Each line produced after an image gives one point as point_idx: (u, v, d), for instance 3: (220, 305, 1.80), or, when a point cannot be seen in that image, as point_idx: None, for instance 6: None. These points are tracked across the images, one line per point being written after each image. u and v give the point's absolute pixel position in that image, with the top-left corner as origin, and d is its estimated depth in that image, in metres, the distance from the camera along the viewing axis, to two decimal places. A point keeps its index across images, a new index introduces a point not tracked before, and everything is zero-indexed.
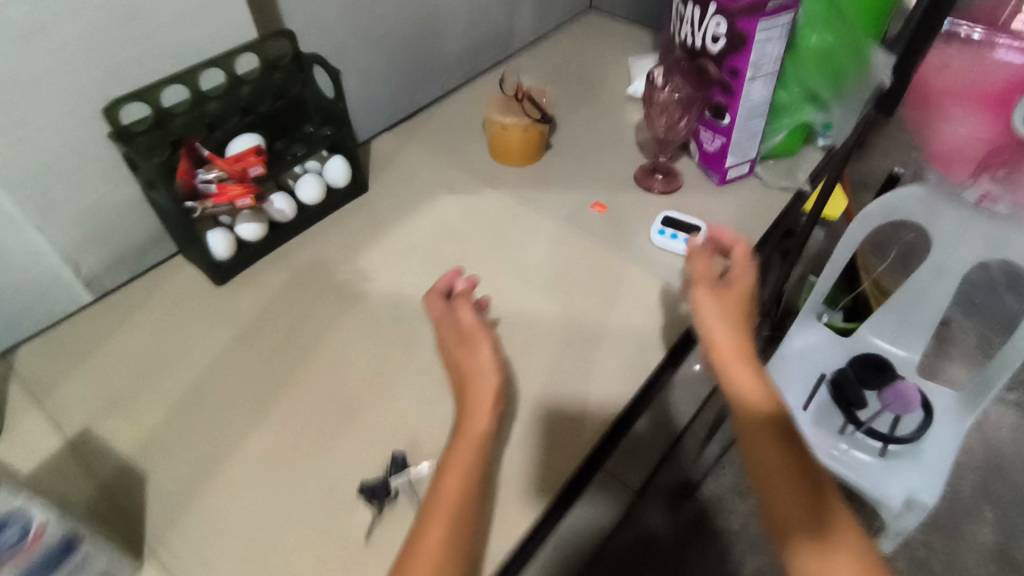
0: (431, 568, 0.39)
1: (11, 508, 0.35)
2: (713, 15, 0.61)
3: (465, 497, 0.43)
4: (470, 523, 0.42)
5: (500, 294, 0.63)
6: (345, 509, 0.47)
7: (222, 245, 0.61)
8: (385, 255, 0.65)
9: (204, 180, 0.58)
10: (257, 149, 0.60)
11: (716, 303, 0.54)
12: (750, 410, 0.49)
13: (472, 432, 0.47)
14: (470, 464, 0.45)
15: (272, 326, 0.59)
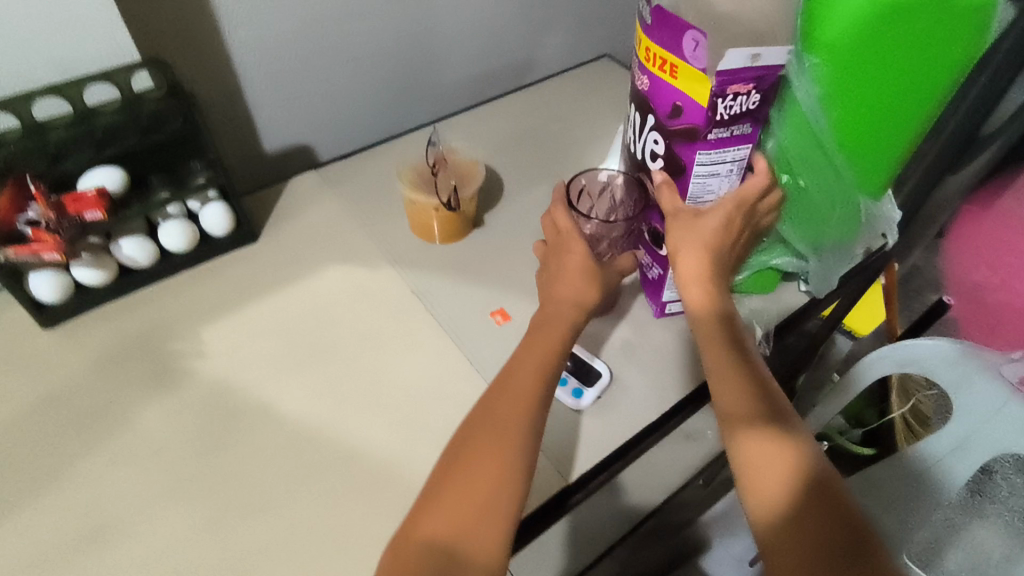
0: (488, 495, 0.40)
1: None
2: (649, 129, 0.47)
3: (523, 410, 0.45)
4: (532, 454, 0.43)
5: (343, 410, 0.54)
6: None
7: (50, 290, 0.55)
8: (233, 336, 0.58)
9: (31, 217, 0.52)
10: (99, 189, 0.53)
11: (689, 222, 0.46)
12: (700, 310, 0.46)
13: (542, 335, 0.49)
14: (523, 379, 0.46)
15: (79, 396, 0.54)
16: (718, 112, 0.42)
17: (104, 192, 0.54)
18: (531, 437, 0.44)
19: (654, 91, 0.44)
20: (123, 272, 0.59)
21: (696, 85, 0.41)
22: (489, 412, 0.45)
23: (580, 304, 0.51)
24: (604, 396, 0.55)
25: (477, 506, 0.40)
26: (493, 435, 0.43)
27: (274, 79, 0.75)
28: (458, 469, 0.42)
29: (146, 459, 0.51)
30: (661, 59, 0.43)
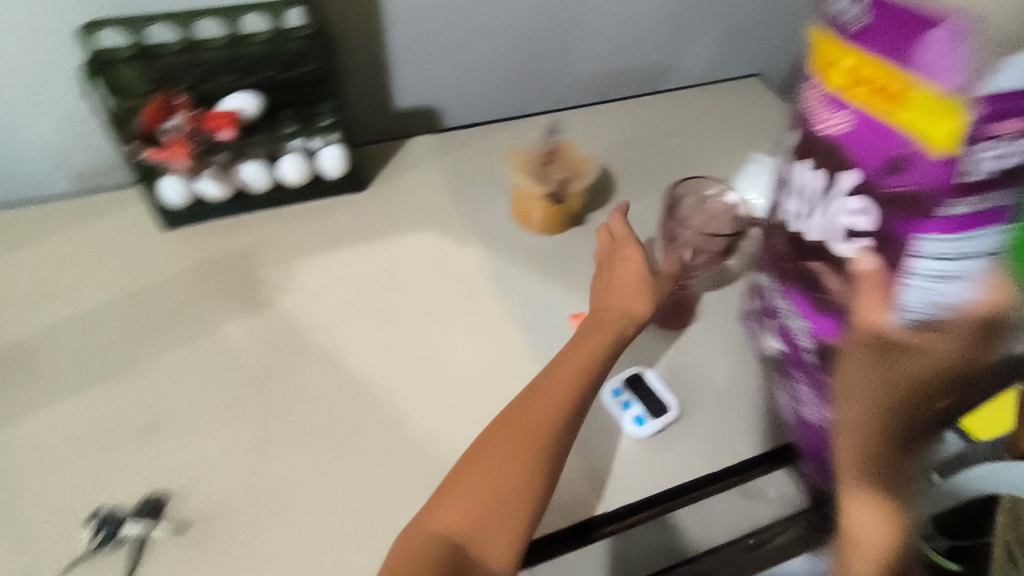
0: (508, 492, 0.42)
1: None
2: (846, 191, 0.40)
3: (559, 421, 0.45)
4: (552, 460, 0.44)
5: (397, 373, 0.54)
6: (74, 521, 0.45)
7: (175, 193, 0.59)
8: (317, 277, 0.60)
9: (168, 124, 0.56)
10: (231, 114, 0.57)
11: (880, 342, 0.41)
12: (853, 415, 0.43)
13: (586, 346, 0.50)
14: (555, 395, 0.47)
15: (170, 298, 0.58)
16: (968, 171, 0.35)
17: (236, 117, 0.57)
18: (554, 445, 0.44)
19: (867, 137, 0.38)
20: (240, 191, 0.63)
21: (937, 123, 0.34)
22: (523, 412, 0.46)
23: (631, 312, 0.52)
24: (663, 432, 0.51)
25: (477, 503, 0.41)
26: (521, 438, 0.44)
27: (412, 40, 0.76)
28: (477, 462, 0.43)
29: (210, 370, 0.53)
30: (878, 94, 0.37)
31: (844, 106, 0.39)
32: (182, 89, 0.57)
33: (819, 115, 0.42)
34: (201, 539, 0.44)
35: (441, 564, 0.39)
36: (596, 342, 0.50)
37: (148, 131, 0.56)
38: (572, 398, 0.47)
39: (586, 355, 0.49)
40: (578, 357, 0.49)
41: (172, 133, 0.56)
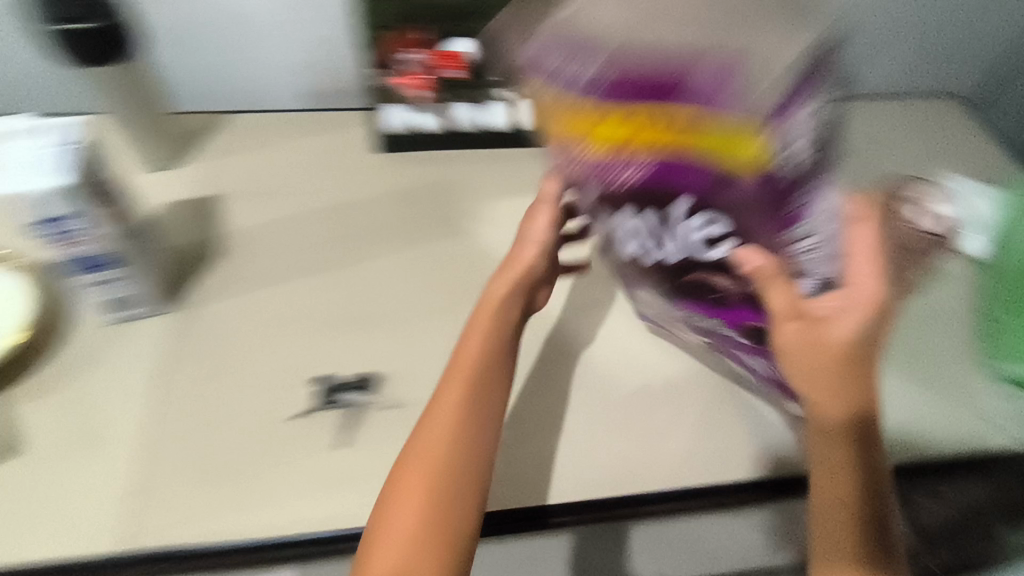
0: (426, 500, 0.38)
1: (68, 211, 0.42)
2: (681, 216, 0.36)
3: (462, 400, 0.42)
4: (478, 452, 0.41)
5: (581, 313, 0.57)
6: (298, 385, 0.51)
7: (398, 120, 0.66)
8: (513, 216, 0.64)
9: (405, 56, 0.62)
10: (459, 56, 0.62)
11: (840, 367, 0.36)
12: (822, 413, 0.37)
13: (469, 351, 0.44)
14: (445, 408, 0.42)
15: (382, 211, 0.64)
16: (781, 144, 0.31)
17: (462, 59, 0.62)
18: (467, 457, 0.40)
19: (670, 166, 0.33)
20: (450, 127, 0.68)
21: (736, 145, 0.31)
22: (423, 438, 0.41)
23: (529, 274, 0.48)
24: None
25: (412, 526, 0.37)
26: (421, 477, 0.39)
27: None
28: (398, 488, 0.39)
29: (414, 281, 0.59)
30: (646, 142, 0.33)
31: (630, 155, 0.34)
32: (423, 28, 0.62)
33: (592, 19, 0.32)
34: (405, 422, 0.49)
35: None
36: (466, 360, 0.44)
37: (387, 62, 0.62)
38: (490, 384, 0.43)
39: (482, 337, 0.44)
40: (473, 351, 0.44)
41: (406, 66, 0.62)
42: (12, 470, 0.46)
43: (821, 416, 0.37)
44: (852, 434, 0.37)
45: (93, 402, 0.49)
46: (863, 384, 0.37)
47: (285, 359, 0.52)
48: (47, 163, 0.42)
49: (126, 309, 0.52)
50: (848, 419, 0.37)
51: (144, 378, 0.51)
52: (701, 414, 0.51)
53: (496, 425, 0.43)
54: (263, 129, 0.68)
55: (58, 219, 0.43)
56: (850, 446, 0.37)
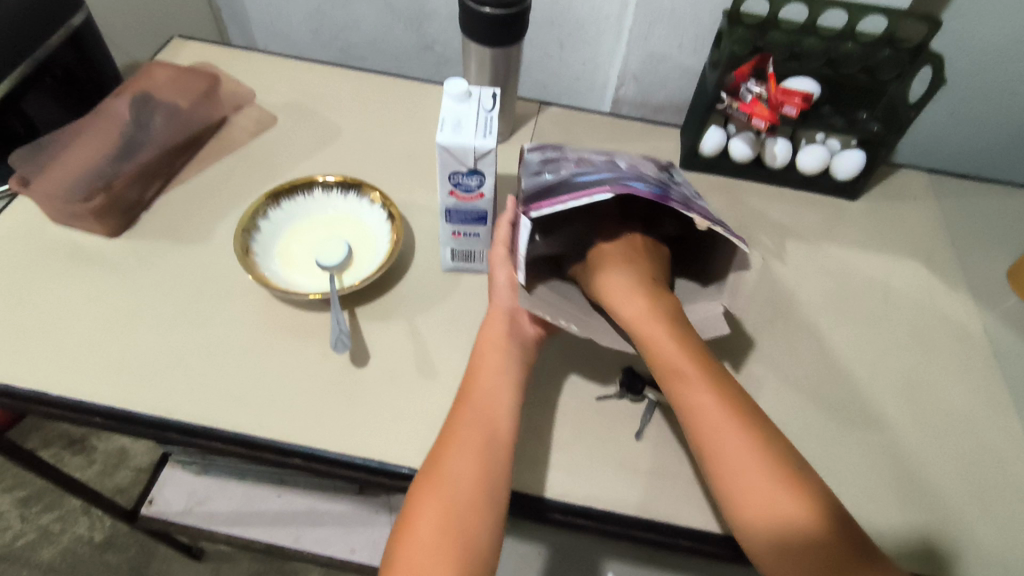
0: (435, 527, 0.40)
1: (483, 168, 0.49)
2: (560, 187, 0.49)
3: (477, 439, 0.45)
4: (500, 473, 0.44)
5: (865, 373, 0.60)
6: (605, 370, 0.57)
7: (713, 144, 0.71)
8: (808, 267, 0.68)
9: (753, 86, 0.65)
10: (807, 95, 0.64)
11: (757, 483, 0.40)
12: (762, 525, 0.39)
13: (479, 382, 0.49)
14: (467, 458, 0.44)
15: None
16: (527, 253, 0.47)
17: (809, 98, 0.64)
18: (500, 453, 0.45)
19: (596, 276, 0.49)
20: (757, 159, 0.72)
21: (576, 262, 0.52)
22: (439, 469, 0.43)
23: (512, 315, 0.52)
24: None
25: (441, 530, 0.40)
26: (441, 499, 0.42)
27: (954, 81, 0.76)
28: (412, 517, 0.41)
29: None
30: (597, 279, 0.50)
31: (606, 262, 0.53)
32: (775, 62, 0.66)
33: (533, 177, 0.50)
34: None
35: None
36: (497, 394, 0.48)
37: (731, 88, 0.66)
38: (494, 448, 0.45)
39: (496, 370, 0.49)
40: (486, 397, 0.48)
41: (749, 96, 0.66)
42: (362, 379, 0.53)
43: (757, 532, 0.39)
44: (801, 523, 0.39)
45: (431, 339, 0.56)
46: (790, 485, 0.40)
47: (587, 349, 0.58)
48: (481, 127, 0.48)
49: (467, 261, 0.59)
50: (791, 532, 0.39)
51: (474, 330, 0.57)
52: (979, 504, 0.53)
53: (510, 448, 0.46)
54: (580, 140, 0.76)
55: (478, 173, 0.50)
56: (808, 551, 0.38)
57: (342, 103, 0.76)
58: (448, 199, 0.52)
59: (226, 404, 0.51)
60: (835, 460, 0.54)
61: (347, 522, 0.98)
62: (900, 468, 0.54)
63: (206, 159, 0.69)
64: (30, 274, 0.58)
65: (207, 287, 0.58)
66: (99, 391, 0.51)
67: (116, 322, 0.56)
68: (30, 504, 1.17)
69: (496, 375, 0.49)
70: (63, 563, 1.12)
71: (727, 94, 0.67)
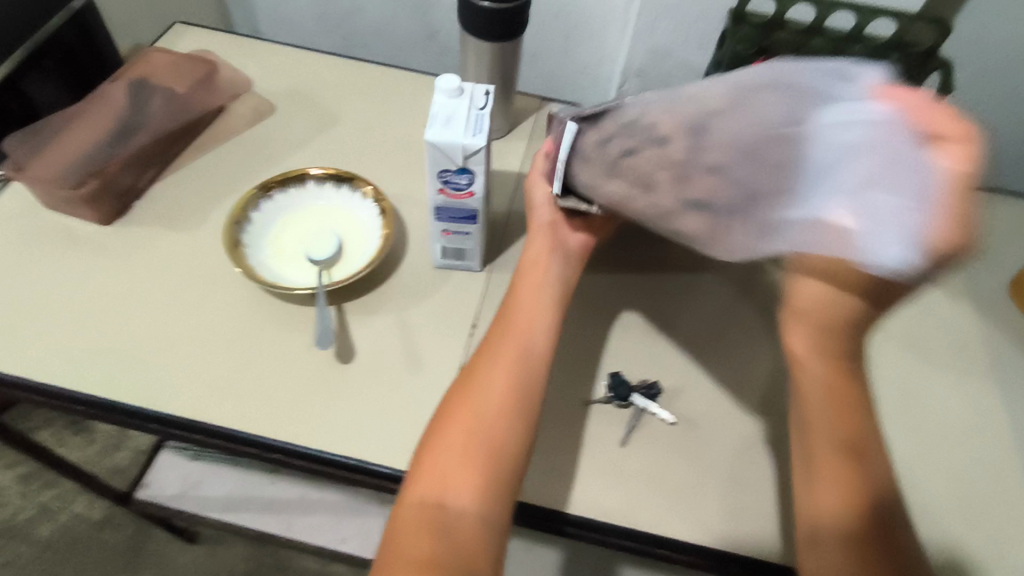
0: (464, 441, 0.42)
1: (474, 167, 0.48)
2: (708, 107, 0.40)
3: (513, 356, 0.47)
4: (530, 392, 0.46)
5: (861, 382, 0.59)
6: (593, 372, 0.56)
7: None
8: None
9: None
10: None
11: (822, 461, 0.43)
12: (821, 501, 0.42)
13: (520, 305, 0.50)
14: (500, 373, 0.46)
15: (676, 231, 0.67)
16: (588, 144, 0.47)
17: None
18: (534, 371, 0.47)
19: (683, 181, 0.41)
20: None
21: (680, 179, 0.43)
22: (474, 387, 0.45)
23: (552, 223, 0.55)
24: None
25: (467, 443, 0.42)
26: (471, 413, 0.44)
27: (963, 87, 0.74)
28: (442, 431, 0.43)
29: (703, 305, 0.61)
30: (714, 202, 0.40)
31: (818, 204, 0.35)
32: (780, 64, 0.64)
33: (714, 101, 0.39)
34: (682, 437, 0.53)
35: (431, 528, 0.39)
36: (534, 319, 0.49)
37: None
38: (526, 370, 0.46)
39: (537, 289, 0.51)
40: (523, 317, 0.49)
41: None
42: (347, 374, 0.53)
43: (813, 508, 0.43)
44: (860, 536, 0.41)
45: (418, 335, 0.56)
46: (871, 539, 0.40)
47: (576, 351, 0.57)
48: (472, 126, 0.47)
49: (457, 258, 0.59)
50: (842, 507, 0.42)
51: (462, 328, 0.56)
52: (969, 518, 0.52)
53: (544, 369, 0.47)
54: None
55: (660, 125, 0.42)
56: (852, 528, 0.41)
57: (339, 92, 0.75)
58: (601, 171, 0.47)
59: (208, 395, 0.51)
60: None
61: (339, 510, 0.98)
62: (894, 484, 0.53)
63: (202, 146, 0.68)
64: (22, 257, 0.58)
65: (195, 276, 0.58)
66: (85, 379, 0.51)
67: (104, 309, 0.56)
68: (30, 481, 1.19)
69: (533, 298, 0.51)
70: (61, 540, 1.14)
71: None
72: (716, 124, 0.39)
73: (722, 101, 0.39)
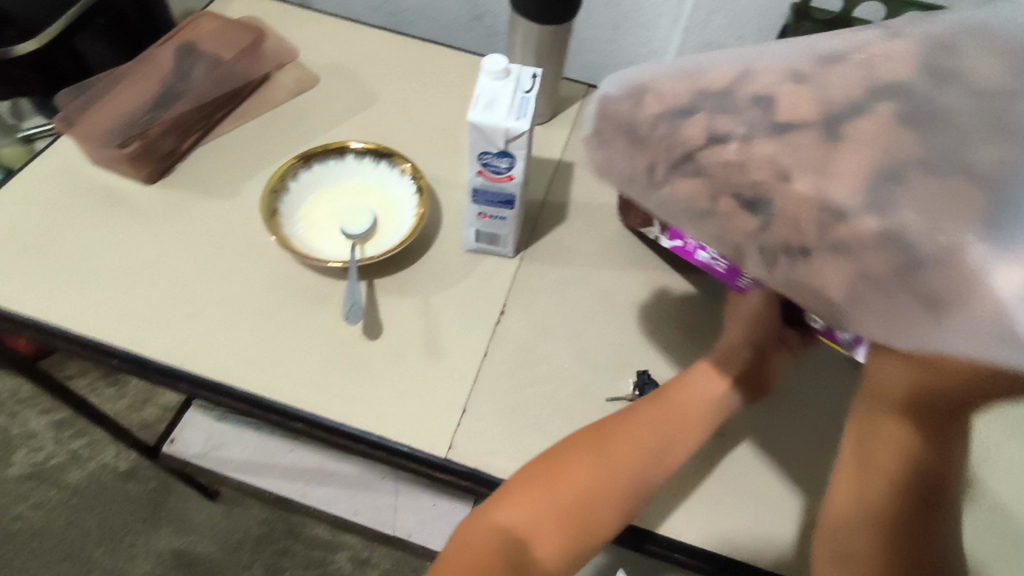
0: (571, 500, 0.41)
1: (515, 151, 0.48)
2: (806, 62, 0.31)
3: (654, 440, 0.45)
4: (651, 485, 0.44)
5: None
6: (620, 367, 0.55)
7: None
8: None
9: None
10: None
11: (860, 467, 0.40)
12: (843, 504, 0.41)
13: (683, 394, 0.48)
14: (637, 453, 0.44)
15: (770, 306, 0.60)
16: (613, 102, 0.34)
17: None
18: (663, 468, 0.45)
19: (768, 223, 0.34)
20: None
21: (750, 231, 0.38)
22: (607, 453, 0.44)
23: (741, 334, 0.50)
24: None
25: (571, 506, 0.41)
26: (593, 480, 0.42)
27: None
28: (558, 476, 0.42)
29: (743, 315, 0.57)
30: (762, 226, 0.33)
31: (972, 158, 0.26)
32: None
33: (825, 72, 0.30)
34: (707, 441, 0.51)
35: (504, 563, 0.39)
36: (691, 411, 0.47)
37: None
38: (654, 460, 0.45)
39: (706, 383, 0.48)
40: (680, 406, 0.47)
41: None
42: (372, 352, 0.53)
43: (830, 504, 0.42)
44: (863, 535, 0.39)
45: (447, 316, 0.56)
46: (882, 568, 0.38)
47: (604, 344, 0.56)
48: (516, 109, 0.46)
49: (491, 243, 0.58)
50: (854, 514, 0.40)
51: (491, 313, 0.56)
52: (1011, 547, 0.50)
53: (664, 474, 0.45)
54: None
55: (730, 104, 0.30)
56: (855, 534, 0.39)
57: (383, 67, 0.75)
58: (615, 154, 0.33)
59: (237, 359, 0.52)
60: None
61: (356, 483, 1.00)
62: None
63: (246, 114, 0.69)
64: (66, 212, 0.60)
65: (231, 241, 0.59)
66: (119, 335, 0.52)
67: (141, 268, 0.57)
68: (63, 429, 1.23)
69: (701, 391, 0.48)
70: (88, 488, 1.18)
71: None
72: (862, 106, 0.28)
73: (844, 67, 0.29)
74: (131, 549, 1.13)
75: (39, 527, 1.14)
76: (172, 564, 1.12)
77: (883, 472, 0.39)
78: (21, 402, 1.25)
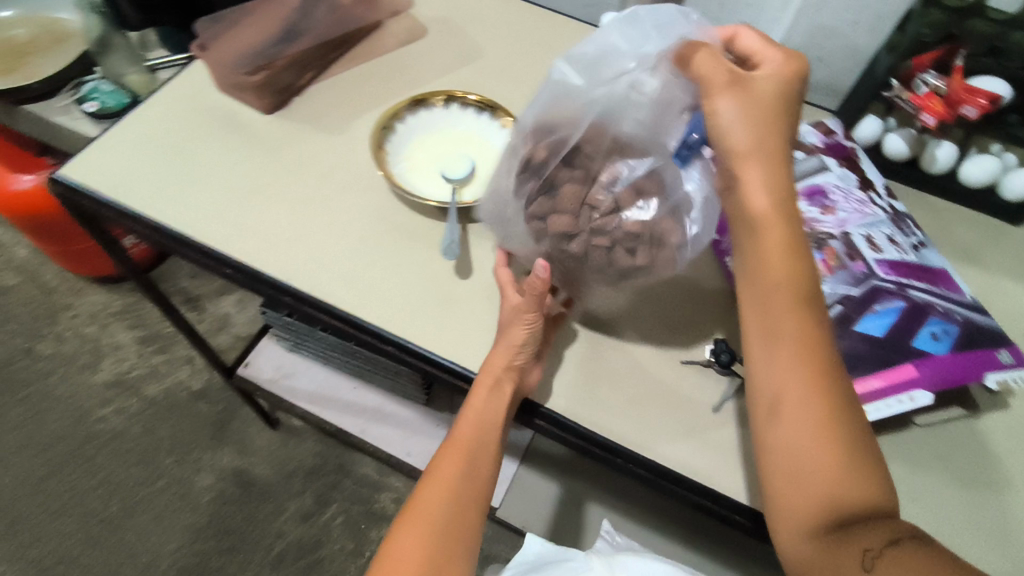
0: (425, 533, 0.43)
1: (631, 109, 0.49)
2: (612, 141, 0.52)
3: (465, 447, 0.47)
4: (478, 482, 0.46)
5: (994, 400, 0.55)
6: (696, 334, 0.56)
7: (866, 131, 0.66)
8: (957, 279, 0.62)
9: (932, 78, 0.60)
10: (995, 98, 0.58)
11: (784, 337, 0.41)
12: (780, 386, 0.40)
13: (480, 385, 0.48)
14: (454, 467, 0.46)
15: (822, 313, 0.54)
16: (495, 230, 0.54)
17: (996, 102, 0.58)
18: (481, 461, 0.47)
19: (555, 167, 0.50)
20: (914, 159, 0.66)
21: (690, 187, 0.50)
22: (434, 482, 0.46)
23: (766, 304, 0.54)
24: None
25: (427, 540, 0.43)
26: (430, 509, 0.44)
27: None
28: (413, 520, 0.44)
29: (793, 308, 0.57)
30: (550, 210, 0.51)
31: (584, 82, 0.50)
32: (964, 54, 0.60)
33: None
34: None
35: None
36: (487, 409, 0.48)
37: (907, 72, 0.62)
38: (483, 442, 0.48)
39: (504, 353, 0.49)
40: (482, 406, 0.48)
41: (926, 87, 0.60)
42: (458, 290, 0.56)
43: (773, 398, 0.40)
44: (824, 424, 0.38)
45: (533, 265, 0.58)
46: (829, 402, 0.39)
47: (682, 312, 0.57)
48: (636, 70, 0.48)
49: None
50: (809, 397, 0.39)
51: None
52: None
53: (489, 460, 0.48)
54: None
55: None
56: (817, 418, 0.38)
57: (487, 25, 0.77)
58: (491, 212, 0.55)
59: (336, 281, 0.55)
60: (936, 479, 0.51)
61: (410, 426, 1.05)
62: (1001, 511, 0.49)
63: (356, 57, 0.72)
64: (190, 132, 0.65)
65: (337, 173, 0.62)
66: (232, 246, 0.57)
67: (254, 189, 0.61)
68: (146, 344, 1.33)
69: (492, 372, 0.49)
70: (164, 401, 1.28)
71: (898, 80, 0.62)
72: None
73: None
74: (197, 462, 1.21)
75: (119, 430, 1.24)
76: (232, 480, 1.20)
77: (802, 323, 0.41)
78: (112, 315, 1.36)
